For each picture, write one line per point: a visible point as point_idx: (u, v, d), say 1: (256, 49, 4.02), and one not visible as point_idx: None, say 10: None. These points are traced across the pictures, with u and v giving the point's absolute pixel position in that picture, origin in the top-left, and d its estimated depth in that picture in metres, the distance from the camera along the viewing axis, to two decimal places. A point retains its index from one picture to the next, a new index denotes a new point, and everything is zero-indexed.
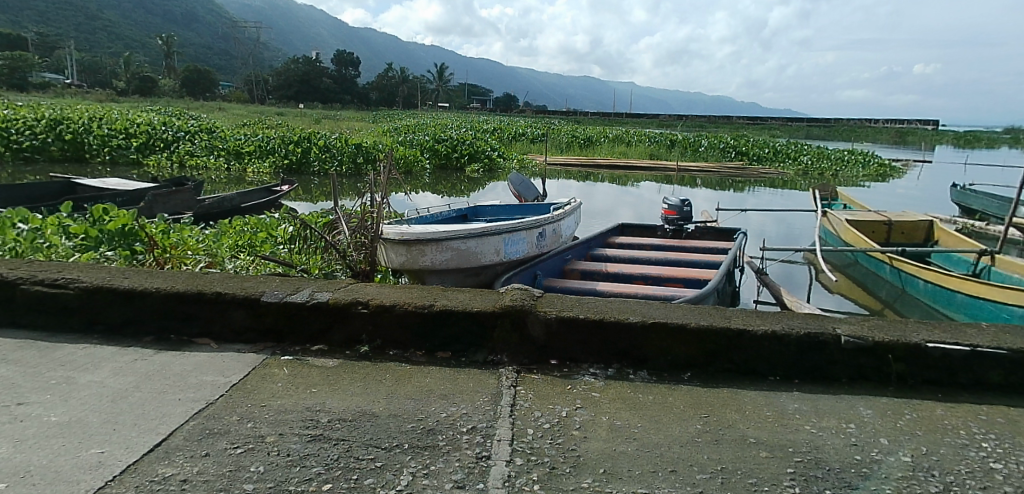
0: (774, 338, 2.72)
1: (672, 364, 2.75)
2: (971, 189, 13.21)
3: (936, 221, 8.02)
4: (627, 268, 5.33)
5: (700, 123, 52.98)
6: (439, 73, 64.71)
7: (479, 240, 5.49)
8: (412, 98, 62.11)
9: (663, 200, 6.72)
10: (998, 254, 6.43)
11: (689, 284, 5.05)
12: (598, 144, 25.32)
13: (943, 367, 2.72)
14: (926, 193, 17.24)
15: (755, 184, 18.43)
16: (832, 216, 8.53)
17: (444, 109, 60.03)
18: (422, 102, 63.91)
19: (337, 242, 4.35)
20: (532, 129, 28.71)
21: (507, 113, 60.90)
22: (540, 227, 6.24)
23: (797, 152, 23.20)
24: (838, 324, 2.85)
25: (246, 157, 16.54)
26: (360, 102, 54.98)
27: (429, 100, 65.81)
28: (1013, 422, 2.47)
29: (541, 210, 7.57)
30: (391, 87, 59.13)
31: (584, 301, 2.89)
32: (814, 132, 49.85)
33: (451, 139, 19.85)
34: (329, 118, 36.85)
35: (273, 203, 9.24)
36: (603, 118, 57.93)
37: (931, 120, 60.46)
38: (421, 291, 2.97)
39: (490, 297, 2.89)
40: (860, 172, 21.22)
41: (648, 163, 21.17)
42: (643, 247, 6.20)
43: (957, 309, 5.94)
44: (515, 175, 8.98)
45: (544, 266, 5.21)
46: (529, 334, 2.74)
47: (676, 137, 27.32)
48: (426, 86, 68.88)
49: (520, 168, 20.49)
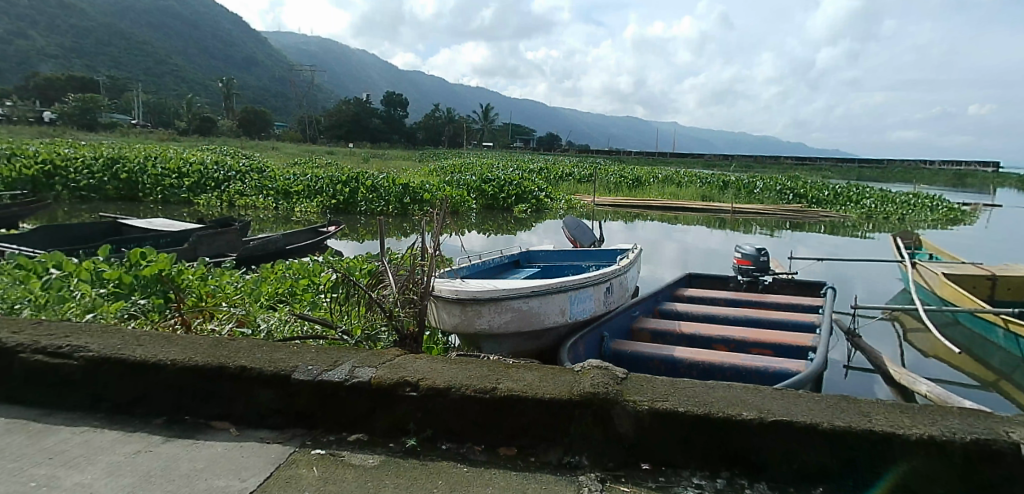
0: (933, 444, 2.14)
1: (796, 475, 2.24)
2: None
3: None
4: (705, 328, 4.72)
5: (748, 163, 51.78)
6: (484, 113, 65.54)
7: (542, 299, 5.00)
8: (457, 138, 62.85)
9: (737, 248, 6.13)
10: None
11: (779, 352, 4.41)
12: (647, 185, 24.68)
13: None
14: (1009, 240, 15.89)
15: (817, 228, 17.44)
16: (925, 269, 7.72)
17: (488, 149, 60.55)
18: (467, 141, 64.60)
19: (383, 297, 3.89)
20: (577, 168, 28.29)
21: (552, 152, 61.06)
22: (606, 282, 5.73)
23: (860, 195, 22.04)
24: (1009, 426, 2.20)
25: (294, 197, 16.64)
26: (407, 142, 55.91)
27: (473, 139, 66.60)
28: None
29: (602, 258, 7.05)
30: (437, 127, 60.03)
31: (680, 388, 2.41)
32: (870, 173, 47.95)
33: (498, 179, 19.58)
34: (377, 158, 37.42)
35: (318, 245, 8.99)
36: (647, 157, 57.25)
37: (992, 161, 57.46)
38: (484, 369, 2.56)
39: (564, 378, 2.45)
40: (930, 216, 19.85)
41: (701, 204, 20.41)
42: (717, 301, 5.61)
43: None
44: (570, 218, 8.48)
45: (611, 326, 4.69)
46: (615, 430, 2.28)
47: (729, 177, 26.46)
48: (471, 124, 69.74)
49: (568, 209, 20.02)
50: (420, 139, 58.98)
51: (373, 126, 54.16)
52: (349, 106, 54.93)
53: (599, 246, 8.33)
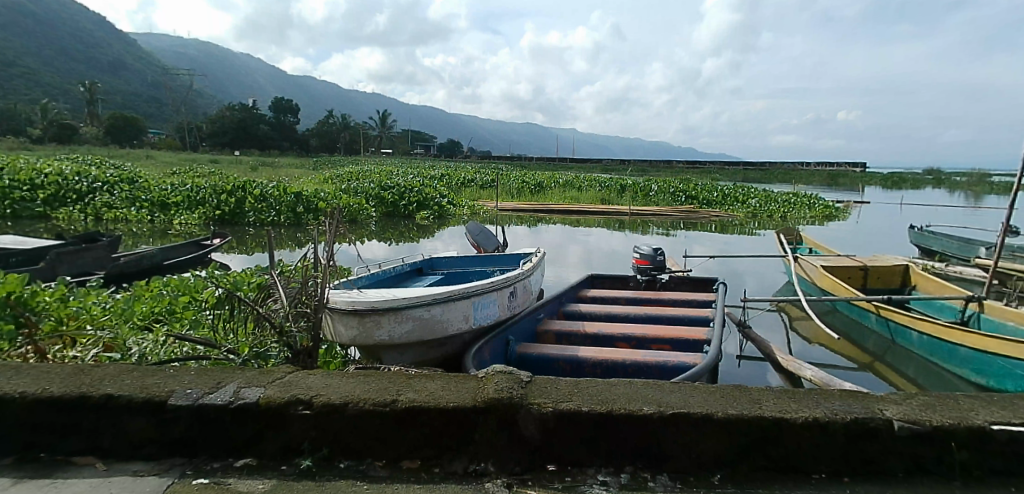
0: (818, 426, 2.27)
1: (699, 463, 2.31)
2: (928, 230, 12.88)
3: (912, 266, 7.93)
4: (607, 327, 4.83)
5: (643, 167, 54.28)
6: (382, 120, 64.28)
7: (445, 307, 4.91)
8: (354, 144, 61.19)
9: (635, 249, 6.31)
10: (987, 301, 6.19)
11: (677, 346, 4.58)
12: (548, 190, 25.19)
13: (1013, 455, 2.27)
14: (873, 233, 17.64)
15: (707, 227, 18.54)
16: (805, 262, 8.37)
17: (388, 155, 59.47)
18: (365, 149, 63.02)
19: (271, 312, 3.63)
20: (478, 174, 28.39)
21: (454, 159, 60.95)
22: (509, 287, 5.75)
23: (745, 196, 23.66)
24: (883, 404, 2.39)
25: (172, 208, 15.45)
26: (300, 149, 53.76)
27: (371, 146, 65.13)
28: None
29: (506, 262, 7.06)
30: (333, 133, 58.16)
31: (583, 387, 2.45)
32: (752, 174, 51.68)
33: (397, 187, 19.25)
34: (268, 166, 35.68)
35: (200, 259, 8.39)
36: (548, 162, 58.46)
37: (859, 164, 62.90)
38: (384, 381, 2.50)
39: (468, 386, 2.43)
40: (807, 214, 21.63)
41: (601, 207, 21.11)
42: (618, 300, 5.77)
43: (961, 364, 5.70)
44: (472, 224, 8.42)
45: (515, 330, 4.66)
46: (520, 434, 2.30)
47: (625, 181, 27.56)
48: (371, 130, 68.18)
49: (470, 215, 20.04)
50: (314, 145, 56.83)
51: (262, 132, 51.49)
52: (236, 112, 51.93)
53: (503, 251, 8.35)
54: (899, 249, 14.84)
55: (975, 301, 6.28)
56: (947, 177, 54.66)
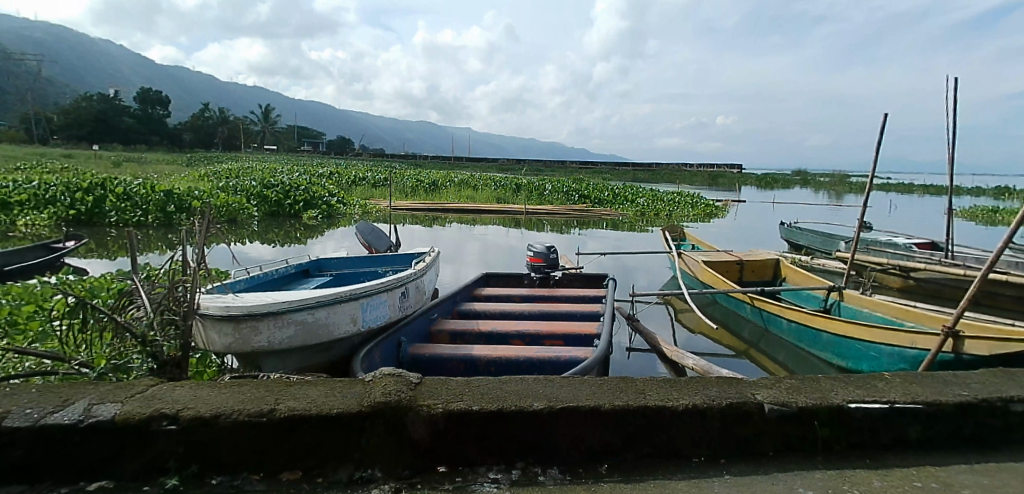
0: (697, 412, 2.39)
1: (586, 455, 2.36)
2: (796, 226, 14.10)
3: (781, 259, 8.63)
4: (501, 325, 4.84)
5: (538, 167, 55.52)
6: (265, 115, 61.06)
7: (330, 309, 4.71)
8: (234, 140, 57.45)
9: (528, 247, 6.41)
10: (845, 290, 6.85)
11: (570, 341, 4.67)
12: (442, 189, 25.01)
13: (866, 429, 2.50)
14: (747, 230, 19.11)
15: (598, 225, 19.27)
16: (687, 257, 8.88)
17: (273, 152, 56.47)
18: (246, 145, 59.43)
19: (132, 322, 3.31)
20: (371, 173, 27.72)
21: (346, 156, 59.05)
22: (400, 287, 5.65)
23: (633, 195, 24.82)
24: (754, 388, 2.56)
25: (17, 208, 12.91)
26: (171, 144, 49.63)
27: (255, 142, 61.48)
28: (948, 486, 2.31)
29: (398, 262, 6.93)
30: (211, 128, 54.42)
31: (473, 386, 2.44)
32: (641, 175, 54.32)
33: (282, 185, 18.32)
34: (134, 162, 32.66)
35: (50, 264, 7.53)
36: (444, 161, 58.16)
37: (736, 165, 67.71)
38: (262, 389, 2.35)
39: (353, 391, 2.34)
40: (689, 211, 23.03)
41: (496, 206, 21.29)
42: (512, 298, 5.80)
43: (824, 348, 6.26)
44: (363, 223, 8.15)
45: (407, 331, 4.56)
46: (409, 437, 2.26)
47: (520, 180, 28.03)
48: (253, 125, 64.49)
49: (362, 213, 19.83)
50: (188, 141, 52.67)
51: (126, 125, 46.87)
52: (95, 102, 46.86)
53: (395, 251, 8.16)
54: (769, 244, 16.18)
55: (835, 290, 6.93)
56: (809, 178, 60.56)
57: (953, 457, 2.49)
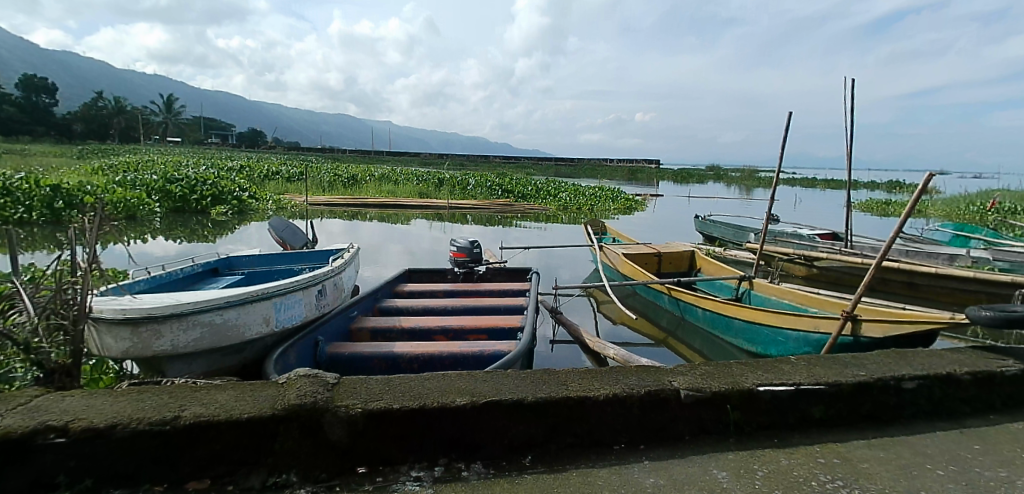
0: (618, 401, 2.44)
1: (510, 447, 2.35)
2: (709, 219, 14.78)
3: (696, 251, 9.01)
4: (424, 321, 4.77)
5: (461, 162, 55.35)
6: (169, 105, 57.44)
7: (241, 310, 4.49)
8: (133, 131, 53.59)
9: (451, 242, 6.37)
10: (755, 279, 7.24)
11: (494, 335, 4.67)
12: (363, 184, 24.45)
13: (775, 410, 2.64)
14: (664, 222, 19.85)
15: (521, 219, 19.43)
16: (608, 250, 9.11)
17: (178, 145, 53.19)
18: (147, 137, 55.61)
19: (13, 329, 3.02)
20: (285, 167, 26.66)
21: (260, 150, 56.52)
22: (317, 286, 5.47)
23: (556, 189, 25.19)
24: (672, 375, 2.64)
25: None
26: (61, 135, 45.67)
27: (156, 133, 57.64)
28: (848, 461, 2.47)
29: (315, 259, 6.71)
30: (105, 119, 50.45)
31: (395, 385, 2.38)
32: (564, 169, 55.29)
33: (187, 178, 17.28)
34: (15, 154, 29.78)
35: None
36: (365, 155, 56.81)
37: (653, 160, 70.12)
38: (164, 395, 2.20)
39: (266, 394, 2.23)
40: (610, 205, 23.65)
41: (418, 201, 21.02)
42: (435, 293, 5.74)
43: (735, 334, 6.58)
44: (277, 219, 7.81)
45: (324, 330, 4.41)
46: (326, 439, 2.17)
47: (443, 174, 27.84)
48: (154, 116, 60.41)
49: (276, 209, 19.17)
50: (81, 132, 48.63)
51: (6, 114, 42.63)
52: None
53: (312, 248, 7.88)
54: (685, 236, 16.88)
55: (746, 279, 7.31)
56: (721, 174, 63.64)
57: (852, 433, 2.67)
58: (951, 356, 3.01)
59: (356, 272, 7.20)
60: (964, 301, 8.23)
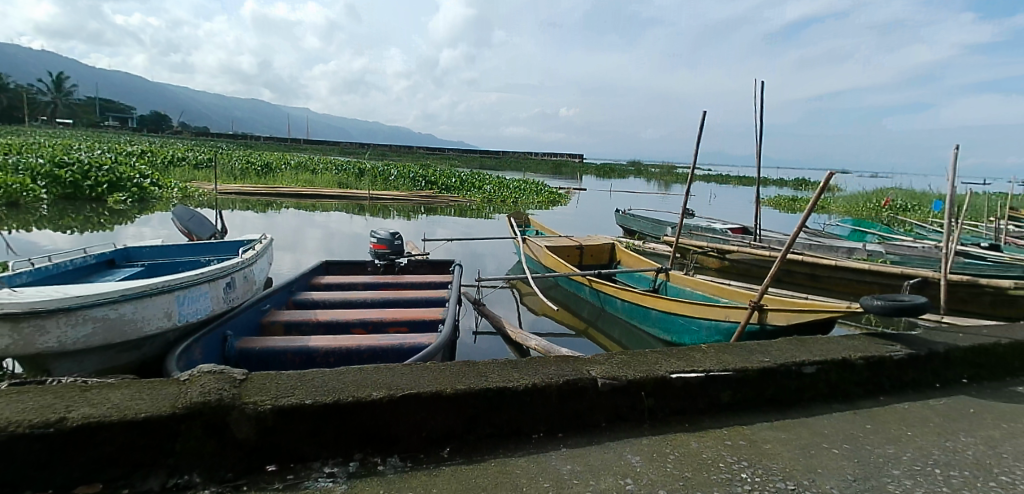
0: (536, 391, 2.47)
1: (427, 440, 2.33)
2: (629, 213, 15.25)
3: (616, 244, 9.27)
4: (342, 314, 4.65)
5: (383, 152, 54.34)
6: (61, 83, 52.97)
7: (139, 303, 4.23)
8: (18, 111, 49.01)
9: (371, 233, 6.23)
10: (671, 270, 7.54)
11: (415, 327, 4.62)
12: (279, 174, 23.55)
13: (685, 396, 2.75)
14: (586, 216, 20.30)
15: (444, 211, 19.32)
16: (531, 242, 9.21)
17: (72, 127, 49.15)
18: (35, 118, 51.04)
19: None
20: (193, 153, 25.24)
21: (167, 135, 53.20)
22: (224, 279, 5.23)
23: (481, 181, 25.21)
24: (590, 365, 2.71)
25: None
26: None
27: (46, 113, 52.96)
28: (753, 442, 2.61)
29: (225, 251, 6.41)
30: None
31: (308, 380, 2.31)
32: (489, 162, 55.42)
33: (80, 162, 16.01)
34: None
35: None
36: (283, 143, 54.65)
37: (577, 154, 71.47)
38: (48, 396, 2.04)
39: (166, 391, 2.11)
40: (534, 198, 23.93)
41: (338, 191, 20.47)
42: (354, 285, 5.61)
43: (653, 324, 6.82)
44: (181, 208, 7.39)
45: (233, 324, 4.22)
46: (232, 438, 2.07)
47: (364, 164, 27.24)
48: (43, 96, 55.45)
49: (181, 198, 18.18)
50: None
51: None
52: None
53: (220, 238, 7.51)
54: (606, 229, 17.33)
55: (663, 271, 7.59)
56: (641, 169, 65.90)
57: (757, 415, 2.83)
58: (845, 343, 3.25)
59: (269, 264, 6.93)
60: (858, 291, 8.91)
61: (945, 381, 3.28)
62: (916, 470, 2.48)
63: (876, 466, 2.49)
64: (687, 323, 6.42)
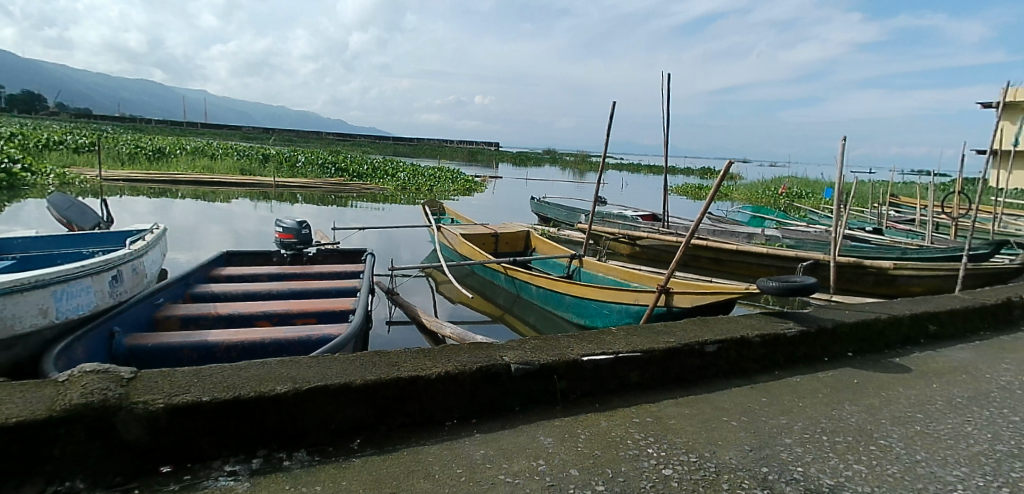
0: (449, 378, 2.47)
1: (337, 433, 2.28)
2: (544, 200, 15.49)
3: (531, 231, 9.40)
4: (244, 306, 4.45)
5: (291, 138, 52.21)
6: None
7: (9, 300, 3.87)
8: None
9: (277, 222, 5.93)
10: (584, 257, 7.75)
11: (323, 318, 4.51)
12: (174, 159, 22.11)
13: (596, 378, 2.85)
14: (501, 204, 20.43)
15: (356, 199, 18.87)
16: (447, 231, 9.17)
17: None
18: None
19: None
20: (72, 136, 23.15)
21: (44, 116, 48.54)
22: (109, 272, 4.87)
23: (394, 169, 24.77)
24: (503, 351, 2.74)
25: None
26: None
27: None
28: (659, 419, 2.73)
29: (111, 242, 5.97)
30: None
31: (205, 377, 2.20)
32: (403, 149, 54.51)
33: None
34: None
35: None
36: (180, 127, 51.23)
37: (494, 143, 71.64)
38: None
39: (43, 394, 1.95)
40: (449, 185, 23.79)
41: (240, 178, 19.50)
42: (258, 277, 5.38)
43: (566, 309, 6.98)
44: (58, 196, 6.80)
45: (121, 320, 3.95)
46: (120, 440, 1.95)
47: (269, 150, 26.06)
48: None
49: (59, 185, 16.69)
50: None
51: None
52: None
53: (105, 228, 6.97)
54: (520, 217, 17.53)
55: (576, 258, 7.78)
56: (556, 157, 67.02)
57: (663, 393, 2.97)
58: (743, 322, 3.46)
59: (163, 255, 6.50)
60: (757, 274, 9.51)
61: (832, 355, 3.57)
62: (805, 437, 2.67)
63: (771, 435, 2.67)
64: (599, 307, 6.62)
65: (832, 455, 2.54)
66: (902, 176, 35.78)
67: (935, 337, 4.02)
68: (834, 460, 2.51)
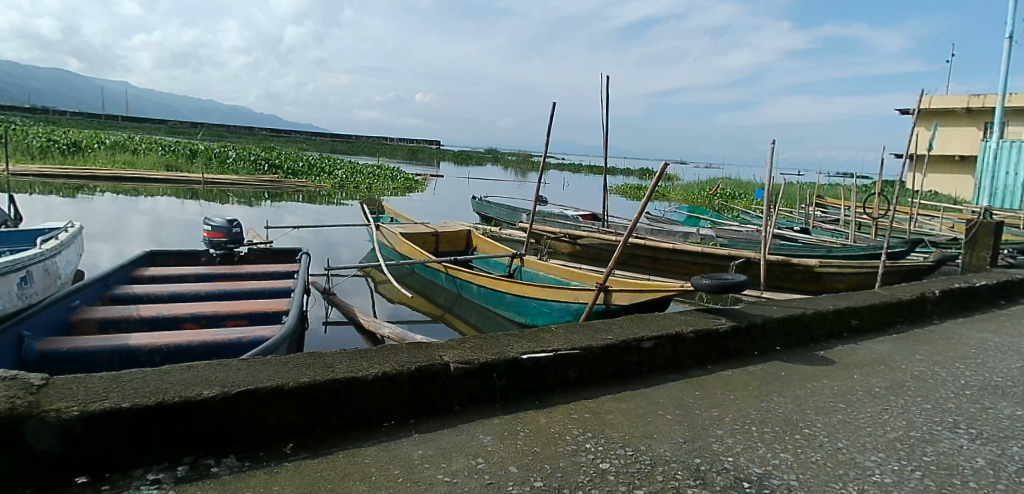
0: (386, 379, 2.44)
1: (269, 437, 2.21)
2: (486, 199, 15.52)
3: (472, 231, 9.40)
4: (170, 308, 4.25)
5: (222, 133, 50.26)
6: None
7: None
8: None
9: (205, 221, 5.73)
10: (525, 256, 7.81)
11: (255, 319, 4.38)
12: (93, 154, 20.89)
13: (535, 376, 2.87)
14: (441, 203, 20.33)
15: (291, 197, 18.37)
16: (386, 230, 9.04)
17: None
18: None
19: None
20: None
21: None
22: (17, 274, 4.55)
23: (332, 167, 24.25)
24: (442, 350, 2.73)
25: None
26: None
27: None
28: (597, 414, 2.79)
29: (19, 242, 5.58)
30: None
31: (126, 382, 2.09)
32: (342, 147, 53.40)
33: None
34: None
35: None
36: (100, 121, 48.40)
37: (436, 142, 71.19)
38: None
39: None
40: (389, 184, 23.50)
41: (166, 175, 18.62)
42: (185, 277, 5.15)
43: (507, 308, 7.01)
44: None
45: (32, 323, 3.71)
46: (30, 451, 1.83)
47: (197, 145, 25.00)
48: None
49: None
50: None
51: None
52: None
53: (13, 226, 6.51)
54: (461, 216, 17.50)
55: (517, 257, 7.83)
56: (499, 157, 67.24)
57: (601, 389, 3.03)
58: (677, 318, 3.57)
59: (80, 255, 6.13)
60: (692, 271, 9.84)
61: (761, 349, 3.74)
62: (736, 428, 2.78)
63: (704, 427, 2.77)
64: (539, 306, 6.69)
65: (760, 444, 2.67)
66: (827, 179, 37.83)
67: (856, 330, 4.26)
68: (762, 449, 2.63)
